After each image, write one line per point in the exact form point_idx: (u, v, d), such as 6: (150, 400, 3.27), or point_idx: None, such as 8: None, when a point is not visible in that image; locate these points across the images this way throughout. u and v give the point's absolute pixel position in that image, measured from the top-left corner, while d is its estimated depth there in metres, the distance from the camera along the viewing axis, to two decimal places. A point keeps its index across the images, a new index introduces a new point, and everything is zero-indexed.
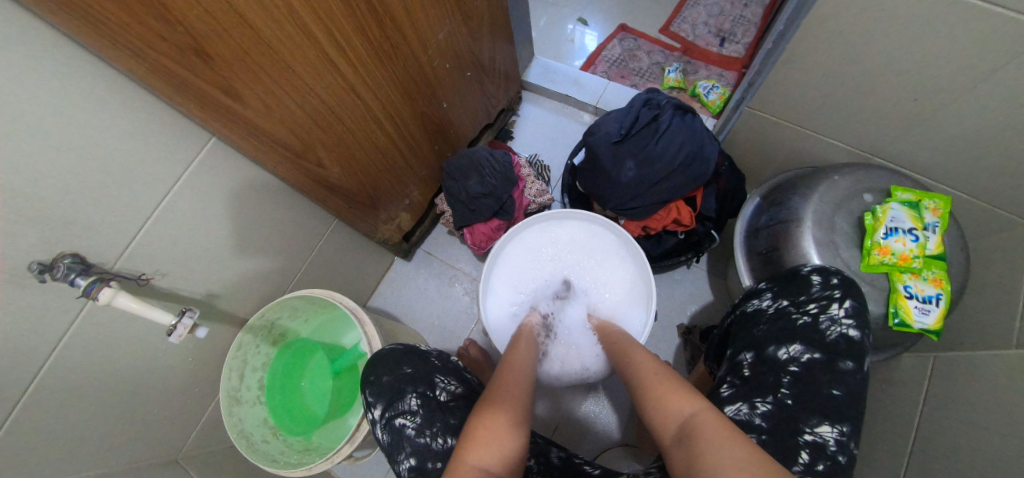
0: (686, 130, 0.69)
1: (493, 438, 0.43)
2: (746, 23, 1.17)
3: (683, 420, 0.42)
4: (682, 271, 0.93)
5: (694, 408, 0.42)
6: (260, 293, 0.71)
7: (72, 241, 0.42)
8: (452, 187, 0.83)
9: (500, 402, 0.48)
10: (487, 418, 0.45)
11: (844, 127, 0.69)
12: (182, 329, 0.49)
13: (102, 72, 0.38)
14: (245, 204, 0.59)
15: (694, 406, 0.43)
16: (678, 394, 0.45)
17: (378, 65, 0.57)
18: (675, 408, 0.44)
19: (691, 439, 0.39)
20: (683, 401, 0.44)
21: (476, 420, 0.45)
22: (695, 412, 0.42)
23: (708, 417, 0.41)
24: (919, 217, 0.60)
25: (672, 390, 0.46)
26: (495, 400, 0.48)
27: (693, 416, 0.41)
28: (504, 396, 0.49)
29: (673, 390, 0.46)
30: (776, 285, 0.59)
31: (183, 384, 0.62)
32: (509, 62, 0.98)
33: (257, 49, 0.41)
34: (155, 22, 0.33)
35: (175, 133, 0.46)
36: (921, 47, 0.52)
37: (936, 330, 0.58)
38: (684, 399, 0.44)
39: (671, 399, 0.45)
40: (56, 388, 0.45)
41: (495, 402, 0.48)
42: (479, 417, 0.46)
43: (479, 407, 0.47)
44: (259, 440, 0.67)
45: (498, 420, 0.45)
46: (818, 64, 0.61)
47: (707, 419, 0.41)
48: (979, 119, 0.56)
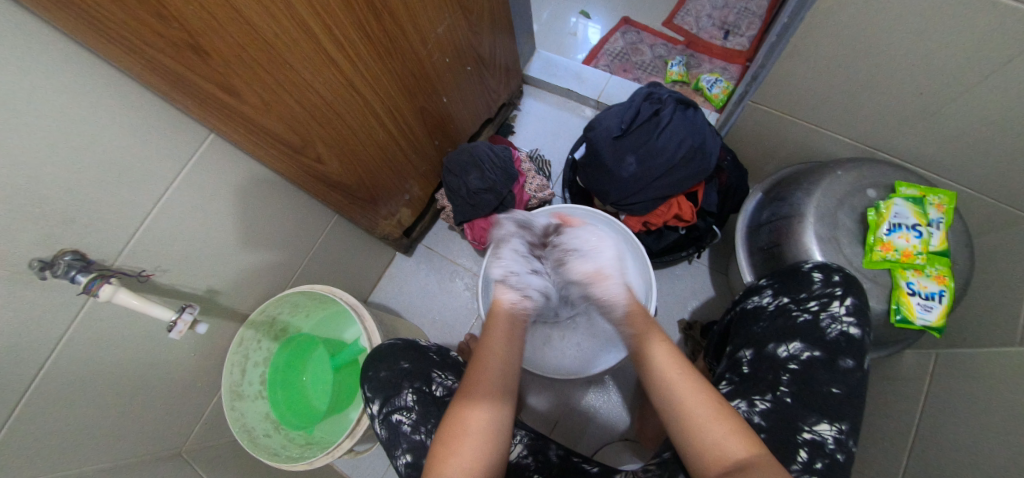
0: (688, 125, 0.68)
1: (467, 443, 0.43)
2: (750, 15, 1.15)
3: (737, 463, 0.40)
4: (683, 266, 0.93)
5: (752, 453, 0.41)
6: (261, 289, 0.71)
7: (72, 238, 0.42)
8: (452, 182, 0.82)
9: (481, 397, 0.47)
10: (464, 420, 0.45)
11: (849, 122, 0.68)
12: (182, 324, 0.49)
13: (100, 70, 0.37)
14: (245, 201, 0.59)
15: (755, 451, 0.41)
16: (739, 432, 0.42)
17: (376, 60, 0.57)
18: (730, 448, 0.41)
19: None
20: (740, 444, 0.41)
21: (453, 415, 0.46)
22: (755, 460, 0.40)
23: (769, 467, 0.39)
24: (923, 213, 0.59)
25: (731, 427, 0.42)
26: (473, 389, 0.48)
27: (751, 463, 0.40)
28: (483, 389, 0.48)
29: (730, 423, 0.43)
30: (777, 282, 0.58)
31: (185, 380, 0.63)
32: (509, 56, 0.97)
33: (254, 45, 0.41)
34: (153, 19, 0.32)
35: (174, 129, 0.46)
36: (928, 40, 0.51)
37: (937, 327, 0.58)
38: (745, 441, 0.42)
39: (727, 438, 0.42)
40: (59, 384, 0.46)
41: (474, 396, 0.47)
42: (456, 416, 0.46)
43: (456, 403, 0.47)
44: (261, 434, 0.67)
45: (475, 420, 0.45)
46: (822, 57, 0.60)
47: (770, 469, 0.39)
48: (986, 114, 0.55)
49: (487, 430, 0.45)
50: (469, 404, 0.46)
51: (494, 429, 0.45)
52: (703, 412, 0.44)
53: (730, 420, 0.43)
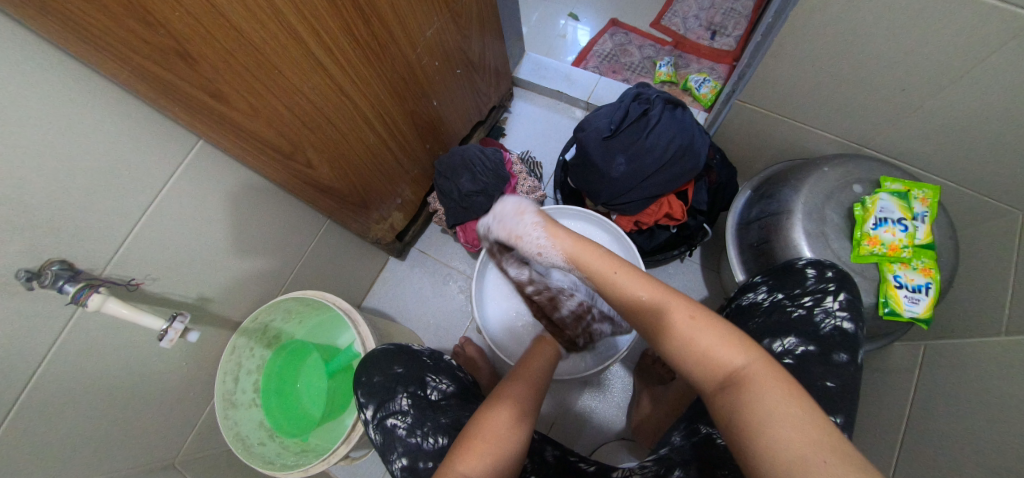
0: (677, 125, 0.69)
1: (496, 440, 0.43)
2: (737, 16, 1.17)
3: (730, 370, 0.37)
4: (675, 265, 0.94)
5: (744, 359, 0.37)
6: (252, 296, 0.71)
7: (59, 248, 0.42)
8: (443, 186, 0.83)
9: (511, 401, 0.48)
10: (488, 423, 0.45)
11: (834, 119, 0.69)
12: (173, 333, 0.49)
13: (85, 76, 0.37)
14: (235, 208, 0.59)
15: (746, 358, 0.37)
16: (728, 340, 0.38)
17: (366, 64, 0.57)
18: (722, 357, 0.38)
19: (744, 395, 0.35)
20: (733, 350, 0.38)
21: (479, 416, 0.46)
22: (749, 367, 0.37)
23: (764, 374, 0.36)
24: (908, 207, 0.60)
25: (718, 334, 0.39)
26: (503, 396, 0.49)
27: (745, 371, 0.37)
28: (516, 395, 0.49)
29: (718, 330, 0.39)
30: (772, 279, 0.59)
31: (176, 389, 0.62)
32: (499, 59, 0.98)
33: (242, 50, 0.41)
34: (137, 25, 0.32)
35: (161, 136, 0.46)
36: (909, 36, 0.52)
37: (925, 319, 0.58)
38: (736, 349, 0.38)
39: (716, 345, 0.38)
40: (46, 396, 0.45)
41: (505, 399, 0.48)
42: (482, 416, 0.46)
43: (484, 405, 0.47)
44: (255, 442, 0.66)
45: (499, 425, 0.45)
46: (806, 56, 0.61)
47: (765, 373, 0.36)
48: (966, 109, 0.56)
49: (514, 427, 0.45)
50: (493, 408, 0.46)
51: (512, 437, 0.44)
52: (686, 322, 0.40)
53: (716, 327, 0.39)
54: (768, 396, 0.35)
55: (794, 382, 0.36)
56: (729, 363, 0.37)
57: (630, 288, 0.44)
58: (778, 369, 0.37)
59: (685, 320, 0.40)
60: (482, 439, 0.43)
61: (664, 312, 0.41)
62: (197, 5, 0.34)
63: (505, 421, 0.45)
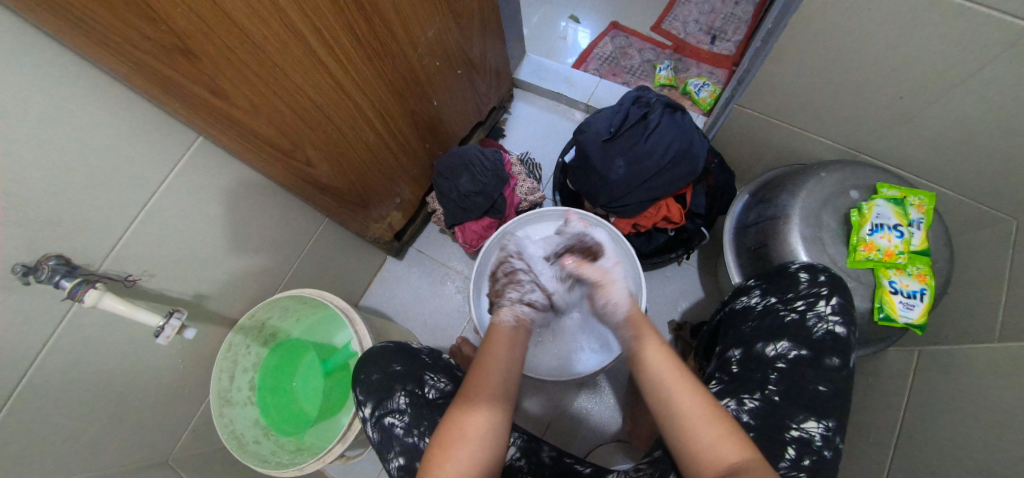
0: (676, 128, 0.69)
1: (463, 448, 0.43)
2: (737, 21, 1.17)
3: (730, 467, 0.39)
4: (673, 267, 0.94)
5: (745, 458, 0.39)
6: (249, 294, 0.71)
7: (56, 242, 0.41)
8: (442, 186, 0.82)
9: (481, 404, 0.47)
10: (464, 427, 0.44)
11: (831, 125, 0.69)
12: (170, 329, 0.49)
13: (85, 72, 0.37)
14: (233, 205, 0.59)
15: (746, 455, 0.40)
16: (731, 436, 0.41)
17: (367, 63, 0.57)
18: (724, 453, 0.40)
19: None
20: (734, 448, 0.40)
21: (450, 420, 0.45)
22: (749, 465, 0.39)
23: (764, 472, 0.38)
24: (904, 214, 0.61)
25: (723, 432, 0.41)
26: (474, 393, 0.48)
27: (746, 468, 0.38)
28: (487, 396, 0.48)
29: (721, 425, 0.42)
30: (765, 283, 0.59)
31: (172, 385, 0.62)
32: (500, 60, 0.98)
33: (244, 48, 0.41)
34: (140, 22, 0.32)
35: (161, 133, 0.46)
36: (907, 44, 0.52)
37: (919, 324, 0.59)
38: (738, 445, 0.40)
39: (721, 441, 0.41)
40: (41, 391, 0.45)
41: (476, 402, 0.47)
42: (453, 419, 0.45)
43: (453, 411, 0.46)
44: (250, 441, 0.66)
45: (474, 428, 0.44)
46: (805, 62, 0.62)
47: (765, 472, 0.38)
48: (962, 117, 0.57)
49: (485, 435, 0.44)
50: (466, 408, 0.46)
51: (487, 439, 0.44)
52: (697, 414, 0.43)
53: (721, 423, 0.42)
54: None
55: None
56: (730, 458, 0.39)
57: (653, 371, 0.48)
58: (772, 474, 0.38)
59: (694, 408, 0.43)
60: (455, 444, 0.43)
61: (677, 401, 0.45)
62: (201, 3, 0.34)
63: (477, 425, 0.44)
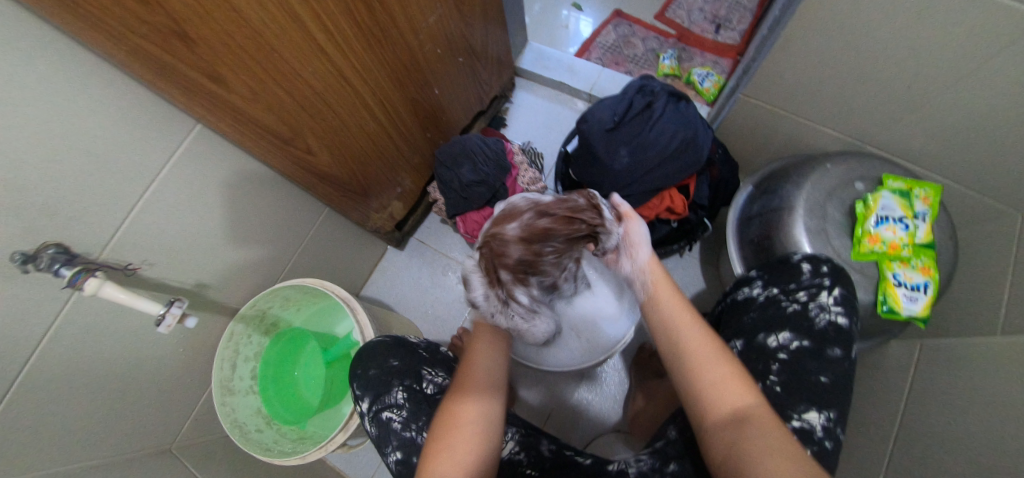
0: (680, 118, 0.69)
1: (461, 434, 0.43)
2: (742, 9, 1.15)
3: (734, 406, 0.41)
4: (674, 259, 0.94)
5: (751, 400, 0.41)
6: (249, 284, 0.70)
7: (55, 232, 0.41)
8: (444, 175, 0.82)
9: (475, 397, 0.47)
10: (458, 418, 0.44)
11: (838, 116, 0.69)
12: (171, 318, 0.49)
13: (80, 57, 0.36)
14: (233, 195, 0.59)
15: (750, 397, 0.41)
16: (739, 378, 0.42)
17: (367, 50, 0.56)
18: (731, 394, 0.42)
19: (741, 431, 0.38)
20: (741, 388, 0.42)
21: (445, 411, 0.46)
22: (752, 406, 0.40)
23: (765, 415, 0.40)
24: (909, 206, 0.60)
25: (731, 372, 0.43)
26: (469, 387, 0.48)
27: (749, 409, 0.40)
28: (479, 390, 0.48)
29: (730, 370, 0.43)
30: (768, 274, 0.59)
31: (174, 375, 0.62)
32: (501, 47, 0.96)
33: (242, 33, 0.40)
34: (135, 4, 0.31)
35: (158, 120, 0.45)
36: (916, 34, 0.51)
37: (922, 318, 0.58)
38: (744, 387, 0.42)
39: (728, 382, 0.42)
40: (41, 381, 0.44)
41: (468, 395, 0.47)
42: (451, 407, 0.46)
43: (448, 407, 0.46)
44: (252, 429, 0.67)
45: (468, 420, 0.44)
46: (813, 51, 0.60)
47: (767, 417, 0.39)
48: (970, 108, 0.56)
49: (481, 426, 0.44)
50: (461, 400, 0.46)
51: (484, 426, 0.44)
52: (706, 351, 0.45)
53: (727, 365, 0.44)
54: (764, 432, 0.38)
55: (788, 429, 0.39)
56: (734, 399, 0.41)
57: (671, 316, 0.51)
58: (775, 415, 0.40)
59: (703, 350, 0.46)
60: (454, 429, 0.43)
61: (694, 344, 0.47)
62: None
63: (472, 413, 0.45)
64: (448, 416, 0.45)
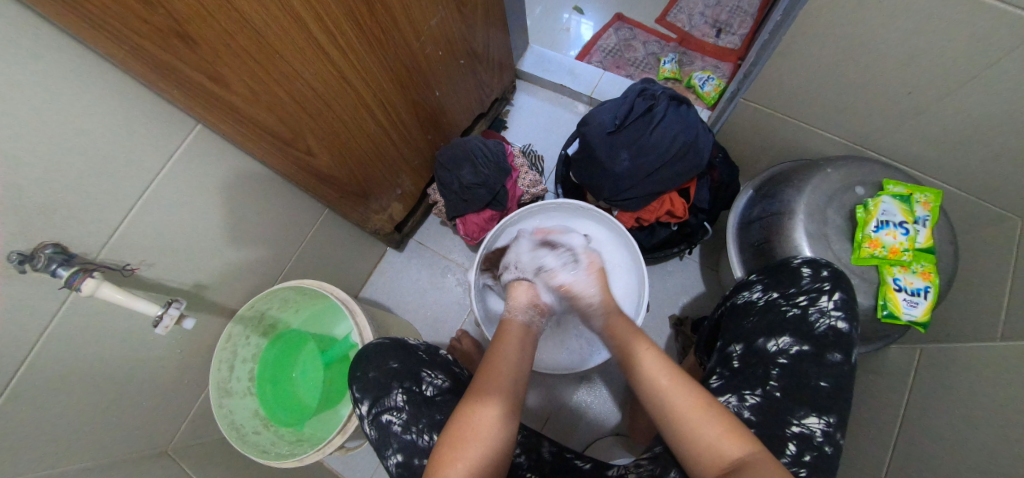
0: (680, 122, 0.69)
1: (475, 446, 0.42)
2: (743, 14, 1.16)
3: (733, 464, 0.40)
4: (674, 263, 0.94)
5: (748, 452, 0.40)
6: (248, 285, 0.70)
7: (52, 231, 0.41)
8: (444, 177, 0.82)
9: (491, 399, 0.46)
10: (472, 426, 0.44)
11: (838, 121, 0.69)
12: (168, 319, 0.48)
13: (80, 57, 0.36)
14: (233, 196, 0.59)
15: (749, 450, 0.40)
16: (733, 432, 0.41)
17: (368, 51, 0.56)
18: (728, 449, 0.41)
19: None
20: (738, 444, 0.41)
21: (460, 414, 0.45)
22: (751, 460, 0.39)
23: (768, 466, 0.39)
24: (910, 210, 0.60)
25: (725, 427, 0.42)
26: (483, 390, 0.47)
27: (748, 465, 0.39)
28: (495, 393, 0.47)
29: (725, 425, 0.42)
30: (767, 278, 0.59)
31: (171, 376, 0.62)
32: (502, 50, 0.96)
33: (243, 33, 0.40)
34: (136, 4, 0.31)
35: (159, 121, 0.45)
36: (916, 40, 0.51)
37: (922, 322, 0.59)
38: (741, 441, 0.41)
39: (724, 437, 0.41)
40: (37, 382, 0.44)
41: (485, 395, 0.47)
42: (465, 413, 0.45)
43: (463, 406, 0.46)
44: (250, 431, 0.67)
45: (483, 427, 0.44)
46: (813, 56, 0.61)
47: (768, 469, 0.39)
48: (971, 114, 0.56)
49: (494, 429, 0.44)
50: (475, 405, 0.45)
51: (497, 432, 0.44)
52: (697, 412, 0.43)
53: (721, 419, 0.42)
54: None
55: None
56: (732, 453, 0.40)
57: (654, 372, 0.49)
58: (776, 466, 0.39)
59: (693, 406, 0.44)
60: (466, 443, 0.42)
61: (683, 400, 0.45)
62: None
63: (488, 420, 0.44)
64: (459, 427, 0.44)
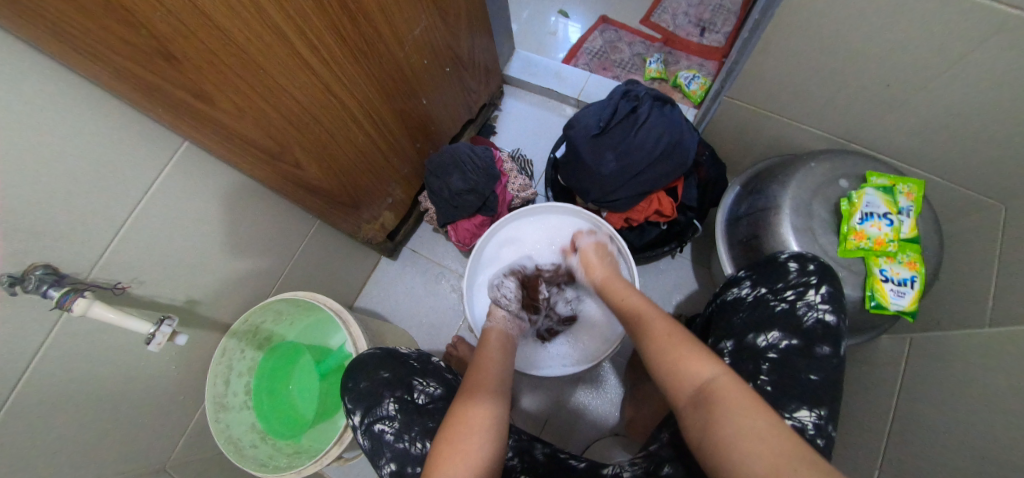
0: (665, 121, 0.69)
1: (470, 440, 0.42)
2: (726, 12, 1.17)
3: (700, 383, 0.41)
4: (666, 261, 0.94)
5: (714, 374, 0.41)
6: (241, 299, 0.70)
7: (43, 252, 0.41)
8: (433, 184, 0.82)
9: (482, 395, 0.48)
10: (465, 419, 0.45)
11: (820, 115, 0.70)
12: (161, 336, 0.49)
13: (65, 79, 0.37)
14: (222, 210, 0.59)
15: (713, 371, 0.41)
16: (697, 355, 0.43)
17: (353, 64, 0.57)
18: (693, 371, 0.42)
19: (709, 405, 0.39)
20: (703, 364, 0.42)
21: (453, 416, 0.45)
22: (714, 377, 0.41)
23: (729, 386, 0.39)
24: (893, 202, 0.61)
25: (693, 351, 0.44)
26: (473, 389, 0.49)
27: (713, 383, 0.40)
28: (483, 391, 0.49)
29: (690, 348, 0.44)
30: (754, 273, 0.59)
31: (167, 392, 0.62)
32: (489, 56, 0.98)
33: (226, 51, 0.40)
34: (118, 24, 0.32)
35: (145, 140, 0.46)
36: (890, 32, 0.52)
37: (910, 311, 0.59)
38: (705, 363, 0.42)
39: (689, 359, 0.43)
40: (32, 402, 0.44)
41: (474, 394, 0.48)
42: (458, 410, 0.46)
43: (457, 402, 0.47)
44: (247, 445, 0.66)
45: (474, 419, 0.44)
46: (793, 53, 0.62)
47: (730, 383, 0.40)
48: (949, 105, 0.57)
49: (486, 427, 0.44)
50: (467, 401, 0.47)
51: (489, 427, 0.44)
52: (671, 341, 0.46)
53: (688, 344, 0.45)
54: (730, 408, 0.37)
55: (755, 396, 0.38)
56: (699, 375, 0.42)
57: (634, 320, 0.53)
58: (742, 383, 0.40)
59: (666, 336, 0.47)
60: (463, 436, 0.43)
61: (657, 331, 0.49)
62: (180, 6, 0.34)
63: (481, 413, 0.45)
64: (451, 425, 0.44)
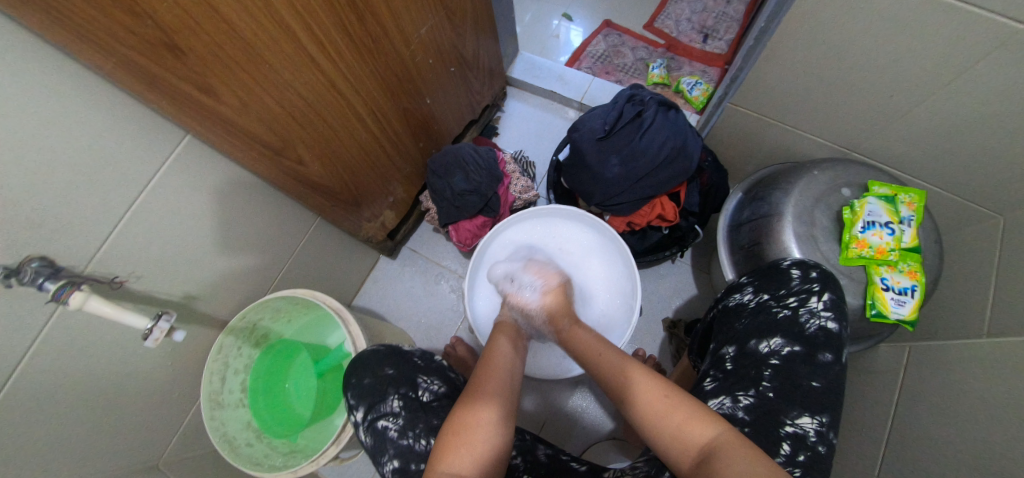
0: (669, 126, 0.69)
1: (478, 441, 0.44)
2: (729, 19, 1.18)
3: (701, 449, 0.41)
4: (667, 266, 0.94)
5: (713, 434, 0.41)
6: (239, 296, 0.70)
7: (40, 244, 0.41)
8: (436, 184, 0.82)
9: (490, 402, 0.48)
10: (469, 424, 0.45)
11: (823, 124, 0.70)
12: (158, 332, 0.48)
13: (67, 69, 0.36)
14: (223, 206, 0.58)
15: (711, 432, 0.41)
16: (694, 418, 0.43)
17: (358, 61, 0.56)
18: (692, 435, 0.42)
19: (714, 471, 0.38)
20: (702, 426, 0.42)
21: (459, 420, 0.46)
22: (718, 440, 0.40)
23: (732, 446, 0.39)
24: (895, 211, 0.61)
25: (687, 414, 0.43)
26: (479, 392, 0.49)
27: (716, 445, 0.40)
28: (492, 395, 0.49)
29: (688, 410, 0.43)
30: (757, 280, 0.60)
31: (161, 389, 0.61)
32: (493, 57, 0.97)
33: (230, 44, 0.40)
34: (121, 13, 0.31)
35: (146, 133, 0.45)
36: (894, 43, 0.53)
37: (908, 321, 0.59)
38: (704, 424, 0.42)
39: (688, 423, 0.42)
40: (24, 396, 0.43)
41: (483, 399, 0.48)
42: (463, 416, 0.46)
43: (462, 406, 0.47)
44: (243, 443, 0.65)
45: (481, 426, 0.45)
46: (797, 61, 0.62)
47: (733, 444, 0.40)
48: (950, 117, 0.57)
49: (492, 434, 0.45)
50: (473, 407, 0.47)
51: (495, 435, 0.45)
52: (662, 403, 0.45)
53: (683, 406, 0.44)
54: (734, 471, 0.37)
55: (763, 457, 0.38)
56: (697, 440, 0.41)
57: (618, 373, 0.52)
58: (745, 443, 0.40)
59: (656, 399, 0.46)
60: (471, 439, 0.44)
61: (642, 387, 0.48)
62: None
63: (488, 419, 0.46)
64: (455, 429, 0.45)
